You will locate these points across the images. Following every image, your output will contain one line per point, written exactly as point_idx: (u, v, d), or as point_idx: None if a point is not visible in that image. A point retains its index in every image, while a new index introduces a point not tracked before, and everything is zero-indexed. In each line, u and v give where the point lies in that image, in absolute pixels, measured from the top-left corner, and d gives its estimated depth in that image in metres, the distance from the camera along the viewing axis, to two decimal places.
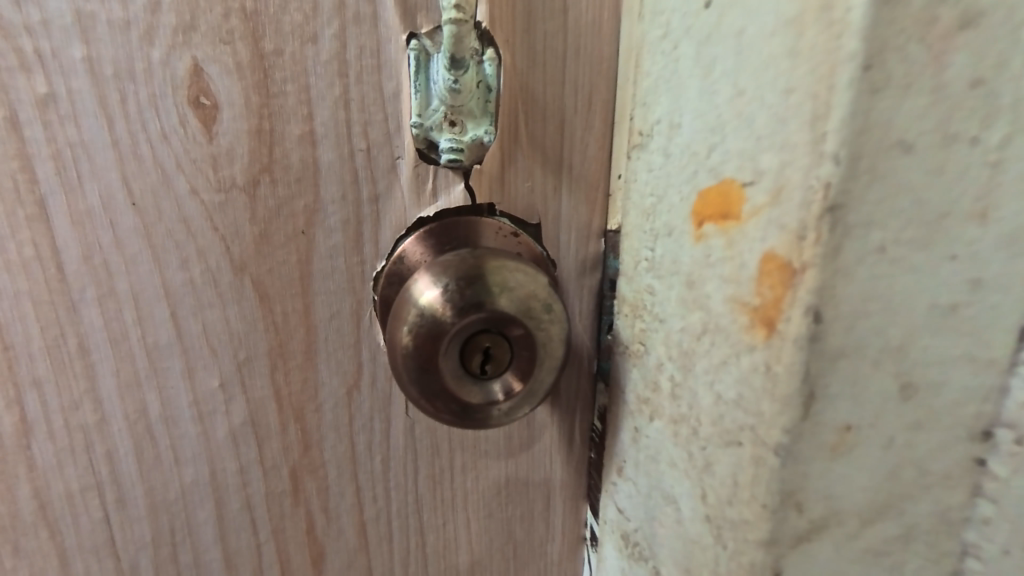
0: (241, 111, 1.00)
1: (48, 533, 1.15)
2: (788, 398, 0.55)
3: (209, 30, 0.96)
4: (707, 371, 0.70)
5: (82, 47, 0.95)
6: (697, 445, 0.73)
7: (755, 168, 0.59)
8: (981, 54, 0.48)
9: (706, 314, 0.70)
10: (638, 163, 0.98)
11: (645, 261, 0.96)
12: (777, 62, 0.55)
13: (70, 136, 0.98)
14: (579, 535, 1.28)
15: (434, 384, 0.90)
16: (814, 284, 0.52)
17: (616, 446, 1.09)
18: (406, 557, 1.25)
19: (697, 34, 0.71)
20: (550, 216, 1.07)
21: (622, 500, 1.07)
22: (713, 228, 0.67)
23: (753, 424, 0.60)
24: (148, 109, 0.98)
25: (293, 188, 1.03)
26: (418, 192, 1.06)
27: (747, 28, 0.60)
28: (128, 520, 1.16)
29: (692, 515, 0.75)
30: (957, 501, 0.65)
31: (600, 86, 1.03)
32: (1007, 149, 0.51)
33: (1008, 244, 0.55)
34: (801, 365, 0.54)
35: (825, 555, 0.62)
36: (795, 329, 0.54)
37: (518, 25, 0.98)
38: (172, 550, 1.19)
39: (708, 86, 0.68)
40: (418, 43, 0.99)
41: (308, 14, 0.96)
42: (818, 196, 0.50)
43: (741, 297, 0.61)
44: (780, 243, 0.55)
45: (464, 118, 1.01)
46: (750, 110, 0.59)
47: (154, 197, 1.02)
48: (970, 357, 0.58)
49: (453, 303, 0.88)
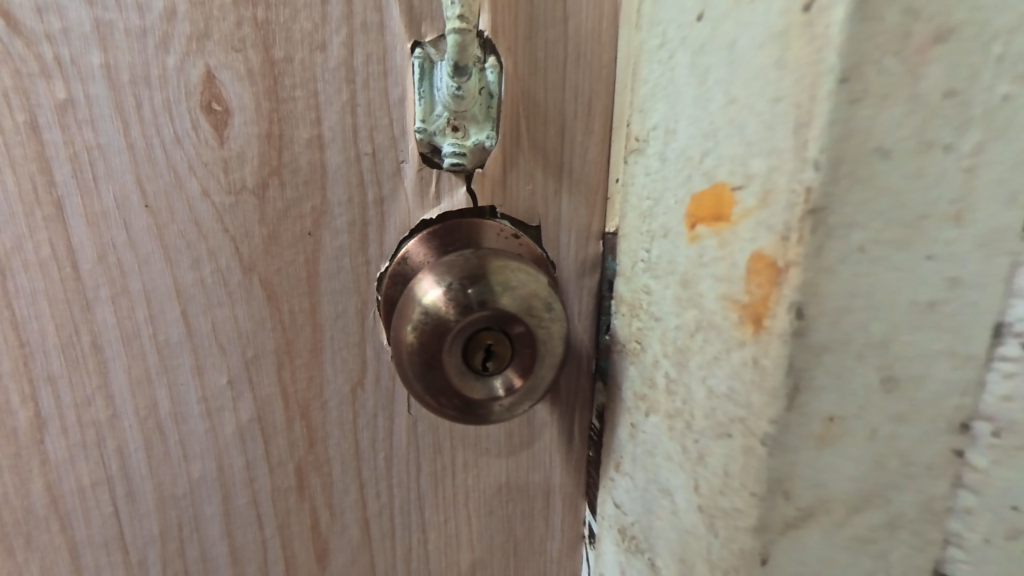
0: (252, 116, 1.03)
1: (59, 526, 1.18)
2: (775, 390, 0.58)
3: (223, 38, 1.00)
4: (701, 366, 0.73)
5: (100, 55, 0.99)
6: (692, 438, 0.76)
7: (745, 173, 0.62)
8: (953, 67, 0.51)
9: (699, 311, 0.73)
10: (636, 167, 1.01)
11: (642, 261, 0.99)
12: (765, 73, 0.58)
13: (87, 140, 1.02)
14: (578, 531, 1.31)
15: (438, 380, 0.93)
16: (799, 282, 0.55)
17: (614, 442, 1.12)
18: (409, 552, 1.28)
19: (692, 45, 0.74)
20: (550, 218, 1.11)
21: (619, 495, 1.10)
22: (707, 230, 0.71)
23: (743, 416, 0.63)
24: (162, 114, 1.02)
25: (301, 190, 1.07)
26: (422, 194, 1.09)
27: (737, 40, 0.64)
28: (137, 514, 1.19)
29: (687, 506, 0.78)
30: (940, 492, 0.68)
31: (599, 92, 1.06)
32: (980, 155, 0.55)
33: (982, 245, 0.58)
34: (787, 359, 0.57)
35: (812, 541, 0.64)
36: (782, 324, 0.57)
37: (520, 34, 1.02)
38: (179, 544, 1.21)
39: (702, 94, 0.72)
40: (422, 51, 1.03)
41: (318, 23, 1.00)
42: (801, 199, 0.53)
43: (733, 295, 0.64)
44: (768, 244, 0.58)
45: (467, 123, 1.04)
46: (740, 118, 0.62)
47: (167, 199, 1.05)
48: (950, 352, 0.61)
49: (456, 302, 0.91)
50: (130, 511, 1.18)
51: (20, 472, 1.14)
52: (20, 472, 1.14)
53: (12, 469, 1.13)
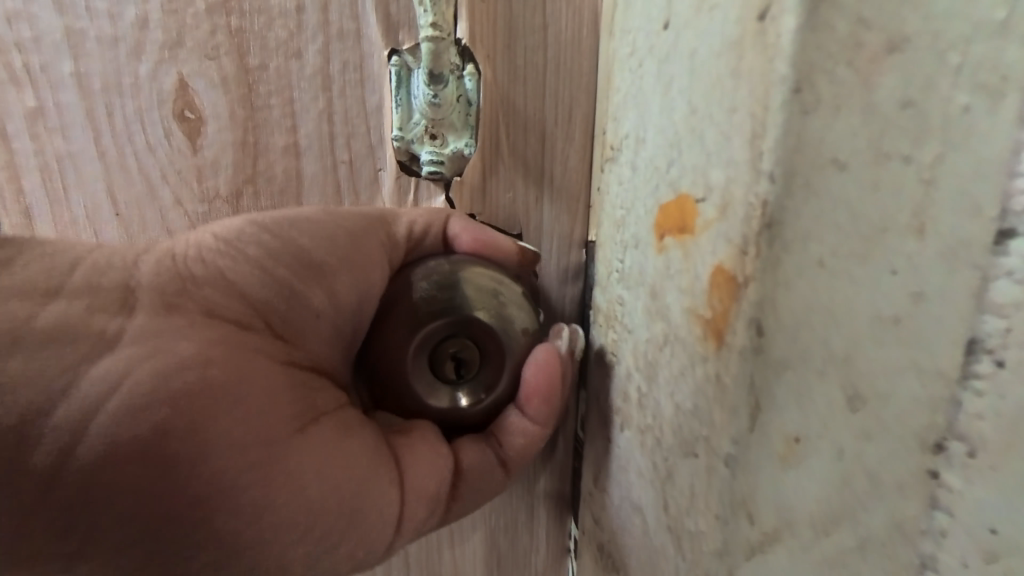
0: (226, 124, 1.02)
1: (114, 521, 0.77)
2: (735, 408, 0.56)
3: (196, 45, 0.99)
4: (668, 381, 0.71)
5: (70, 62, 0.98)
6: (660, 454, 0.74)
7: (706, 184, 0.61)
8: (909, 77, 0.50)
9: (667, 324, 0.72)
10: (610, 176, 1.00)
11: (616, 271, 0.97)
12: (724, 82, 0.57)
13: (57, 148, 1.01)
14: (562, 546, 1.26)
15: (402, 387, 0.91)
16: (756, 297, 0.53)
17: (594, 455, 1.08)
18: (474, 479, 0.94)
19: (658, 52, 0.74)
20: (531, 226, 1.09)
21: (598, 510, 1.07)
22: (672, 240, 0.70)
23: (707, 433, 0.61)
24: (134, 121, 1.01)
25: (276, 199, 1.06)
26: (401, 203, 1.08)
27: (697, 50, 0.63)
28: (293, 494, 0.82)
29: (657, 524, 0.76)
30: (914, 513, 0.65)
31: (579, 100, 1.05)
32: (941, 166, 0.53)
33: (948, 259, 0.56)
34: (748, 376, 0.55)
35: (779, 565, 0.62)
36: (741, 340, 0.55)
37: (500, 41, 1.01)
38: (417, 522, 0.92)
39: (667, 102, 0.71)
40: (399, 58, 1.01)
41: (293, 31, 1.00)
42: (757, 212, 0.51)
43: (696, 309, 0.62)
44: (727, 257, 0.56)
45: (444, 131, 1.02)
46: (702, 128, 0.62)
47: (139, 207, 1.04)
48: (918, 369, 0.59)
49: (425, 308, 0.89)
50: (299, 514, 0.82)
51: (119, 351, 0.77)
52: (47, 332, 0.75)
53: (104, 380, 0.76)
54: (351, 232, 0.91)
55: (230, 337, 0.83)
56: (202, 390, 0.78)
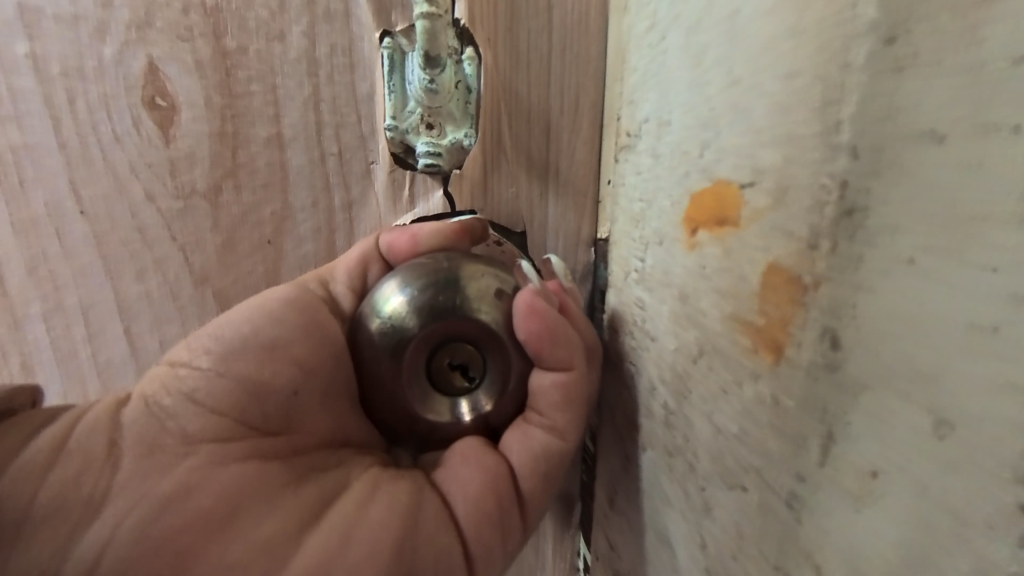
0: (202, 113, 0.92)
1: None
2: (797, 436, 0.47)
3: (167, 26, 0.89)
4: (705, 398, 0.62)
5: (27, 43, 0.88)
6: (695, 481, 0.65)
7: (754, 167, 0.53)
8: None
9: (700, 332, 0.63)
10: (626, 166, 0.89)
11: (634, 271, 0.86)
12: (777, 45, 0.48)
13: (15, 139, 0.92)
14: (571, 567, 1.14)
15: (395, 401, 0.80)
16: (826, 301, 0.44)
17: (609, 472, 0.99)
18: (500, 481, 0.81)
19: (687, 23, 0.65)
20: (536, 224, 0.99)
21: (615, 536, 0.96)
22: (707, 236, 0.62)
23: (760, 465, 0.52)
24: (98, 109, 0.91)
25: (258, 195, 0.95)
26: (394, 199, 0.97)
27: (741, 11, 0.53)
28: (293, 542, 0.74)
29: (691, 564, 0.65)
30: None
31: (587, 88, 0.95)
32: None
33: None
34: (816, 398, 0.45)
35: None
36: (806, 354, 0.46)
37: (500, 23, 0.91)
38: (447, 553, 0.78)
39: (699, 80, 0.63)
40: (393, 40, 0.91)
41: (275, 10, 0.90)
42: (832, 195, 0.43)
43: (742, 316, 0.54)
44: (787, 253, 0.48)
45: (442, 121, 0.92)
46: (745, 103, 0.53)
47: (106, 204, 0.94)
48: None
49: (419, 310, 0.78)
50: None
51: (104, 517, 0.70)
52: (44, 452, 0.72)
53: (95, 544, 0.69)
54: (292, 303, 0.83)
55: (202, 439, 0.75)
56: (188, 493, 0.72)
